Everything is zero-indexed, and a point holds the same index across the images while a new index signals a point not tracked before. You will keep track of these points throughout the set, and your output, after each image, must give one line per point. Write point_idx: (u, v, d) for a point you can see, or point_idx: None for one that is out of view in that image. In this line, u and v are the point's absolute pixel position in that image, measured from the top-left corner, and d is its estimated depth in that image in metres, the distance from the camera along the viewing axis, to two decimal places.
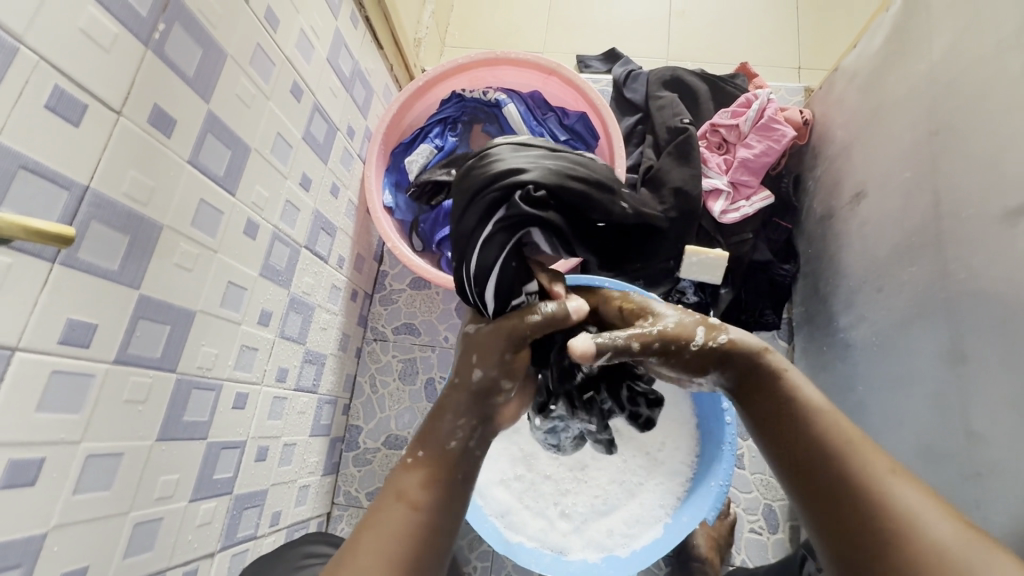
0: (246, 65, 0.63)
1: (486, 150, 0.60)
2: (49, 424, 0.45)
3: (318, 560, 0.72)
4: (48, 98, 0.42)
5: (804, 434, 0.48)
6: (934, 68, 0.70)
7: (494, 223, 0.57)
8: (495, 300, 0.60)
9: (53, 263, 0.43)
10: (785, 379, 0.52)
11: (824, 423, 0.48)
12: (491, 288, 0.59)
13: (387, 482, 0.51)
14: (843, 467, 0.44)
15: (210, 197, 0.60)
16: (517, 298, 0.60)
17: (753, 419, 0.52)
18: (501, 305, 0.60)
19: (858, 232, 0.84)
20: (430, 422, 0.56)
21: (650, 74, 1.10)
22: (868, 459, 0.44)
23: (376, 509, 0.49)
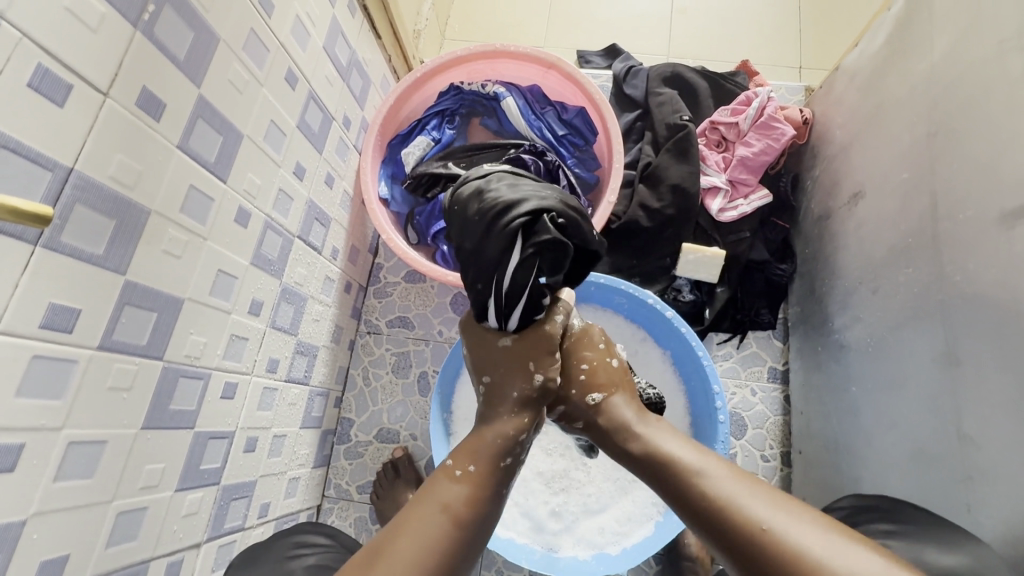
0: (238, 50, 0.62)
1: (489, 174, 0.53)
2: (29, 410, 0.44)
3: (309, 549, 0.71)
4: (31, 77, 0.41)
5: (697, 506, 0.48)
6: (935, 68, 0.70)
7: (523, 251, 0.51)
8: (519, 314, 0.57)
9: (35, 246, 0.42)
10: (662, 452, 0.53)
11: (707, 486, 0.49)
12: (521, 308, 0.56)
13: (434, 487, 0.51)
14: (737, 531, 0.45)
15: (201, 183, 0.59)
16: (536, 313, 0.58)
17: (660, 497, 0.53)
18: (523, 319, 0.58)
19: (855, 232, 0.83)
20: (485, 433, 0.56)
21: (650, 70, 1.09)
22: (752, 509, 0.46)
23: (417, 512, 0.49)
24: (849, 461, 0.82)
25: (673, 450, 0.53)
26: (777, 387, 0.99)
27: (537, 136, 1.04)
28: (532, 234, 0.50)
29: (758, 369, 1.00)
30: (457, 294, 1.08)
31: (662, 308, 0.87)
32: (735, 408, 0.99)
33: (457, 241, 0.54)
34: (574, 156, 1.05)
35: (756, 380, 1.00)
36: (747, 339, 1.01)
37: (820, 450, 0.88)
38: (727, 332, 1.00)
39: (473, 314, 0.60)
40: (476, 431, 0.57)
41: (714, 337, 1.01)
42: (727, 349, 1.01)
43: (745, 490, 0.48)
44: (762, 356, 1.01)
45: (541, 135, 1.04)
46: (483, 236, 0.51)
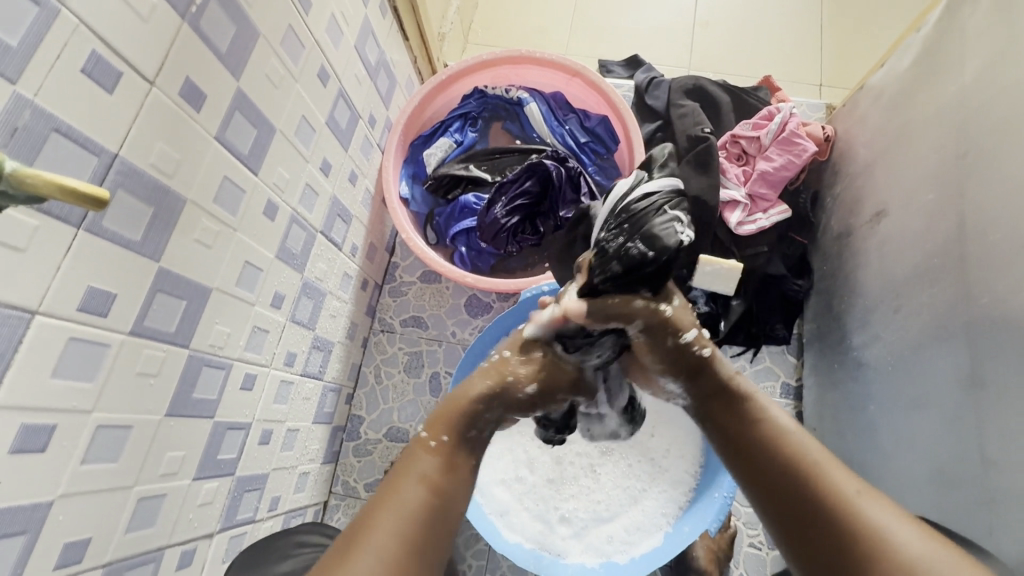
0: (276, 46, 0.63)
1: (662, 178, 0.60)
2: (64, 391, 0.45)
3: (309, 548, 0.70)
4: (85, 63, 0.41)
5: (771, 452, 0.49)
6: (965, 91, 0.70)
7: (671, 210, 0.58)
8: (665, 217, 0.56)
9: (78, 229, 0.43)
10: (765, 415, 0.52)
11: (798, 445, 0.49)
12: (647, 235, 0.56)
13: (408, 459, 0.51)
14: (810, 486, 0.46)
15: (234, 174, 0.60)
16: (672, 234, 0.55)
17: (723, 441, 0.54)
18: (661, 225, 0.56)
19: (876, 250, 0.84)
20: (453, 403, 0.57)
21: (672, 82, 1.10)
22: (834, 475, 0.46)
23: (390, 487, 0.49)
24: (864, 479, 0.81)
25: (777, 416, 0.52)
26: (789, 403, 0.99)
27: (559, 143, 1.05)
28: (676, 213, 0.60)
29: (772, 384, 1.00)
30: (472, 295, 1.08)
31: None
32: None
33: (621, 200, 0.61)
34: (594, 164, 1.05)
35: (769, 395, 0.99)
36: (761, 353, 1.01)
37: None
38: (741, 345, 1.00)
39: (603, 253, 0.58)
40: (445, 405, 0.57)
41: (728, 350, 1.01)
42: (740, 362, 1.01)
43: (832, 459, 0.47)
44: (776, 371, 1.00)
45: (563, 141, 1.05)
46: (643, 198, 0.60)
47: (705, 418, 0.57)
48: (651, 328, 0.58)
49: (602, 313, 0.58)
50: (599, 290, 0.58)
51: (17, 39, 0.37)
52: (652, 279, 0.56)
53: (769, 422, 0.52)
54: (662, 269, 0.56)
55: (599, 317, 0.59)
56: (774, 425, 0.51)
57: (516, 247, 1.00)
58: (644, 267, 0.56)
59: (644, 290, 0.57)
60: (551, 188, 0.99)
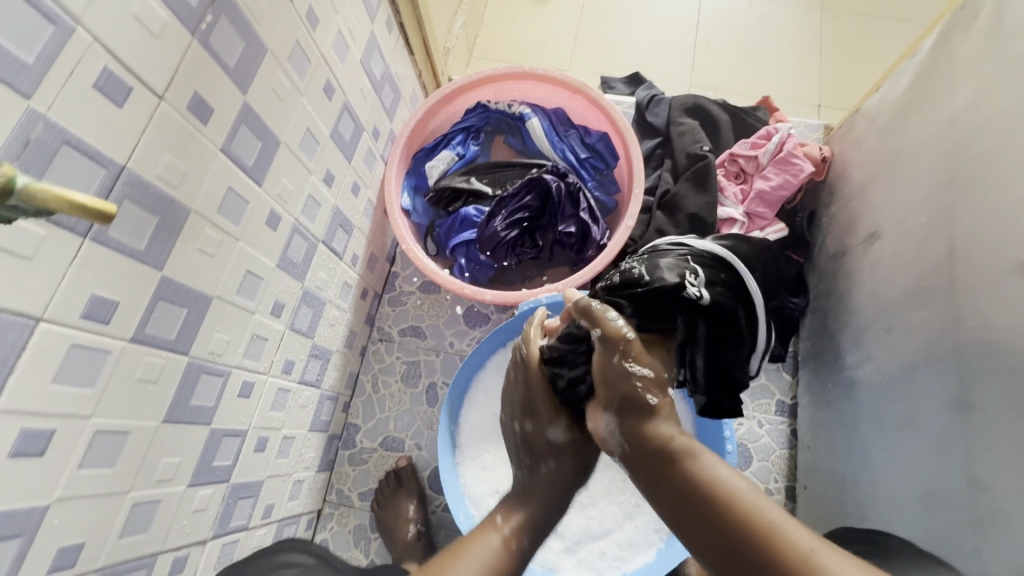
0: (283, 61, 0.64)
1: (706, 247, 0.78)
2: (64, 396, 0.45)
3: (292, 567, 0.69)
4: (97, 78, 0.42)
5: (721, 521, 0.47)
6: (956, 117, 0.71)
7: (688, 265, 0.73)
8: (676, 263, 0.72)
9: (84, 238, 0.44)
10: (704, 476, 0.50)
11: (744, 507, 0.47)
12: (650, 267, 0.71)
13: (481, 540, 0.57)
14: (767, 550, 0.45)
15: (238, 186, 0.61)
16: (674, 276, 0.70)
17: (667, 507, 0.51)
18: (669, 269, 0.72)
19: (870, 271, 0.85)
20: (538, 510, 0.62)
21: (673, 100, 1.11)
22: (788, 534, 0.45)
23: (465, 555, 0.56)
24: (855, 500, 0.81)
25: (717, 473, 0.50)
26: (784, 421, 0.99)
27: (560, 157, 1.06)
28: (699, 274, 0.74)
29: (767, 402, 1.00)
30: (471, 307, 1.08)
31: None
32: (742, 439, 0.99)
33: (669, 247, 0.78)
34: (594, 179, 1.06)
35: (764, 412, 1.00)
36: (756, 370, 1.02)
37: (828, 487, 0.87)
38: None
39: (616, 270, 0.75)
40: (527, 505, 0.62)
41: None
42: None
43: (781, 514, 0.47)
44: (771, 389, 1.01)
45: (564, 156, 1.06)
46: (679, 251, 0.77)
47: (642, 478, 0.54)
48: (609, 341, 0.58)
49: (584, 310, 0.62)
50: (599, 295, 0.73)
51: (33, 55, 0.38)
52: (639, 300, 0.68)
53: (710, 481, 0.50)
54: (653, 292, 0.69)
55: (580, 311, 0.63)
56: (717, 487, 0.49)
57: (515, 260, 1.01)
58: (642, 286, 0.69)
59: (630, 306, 0.69)
60: (551, 202, 1.00)
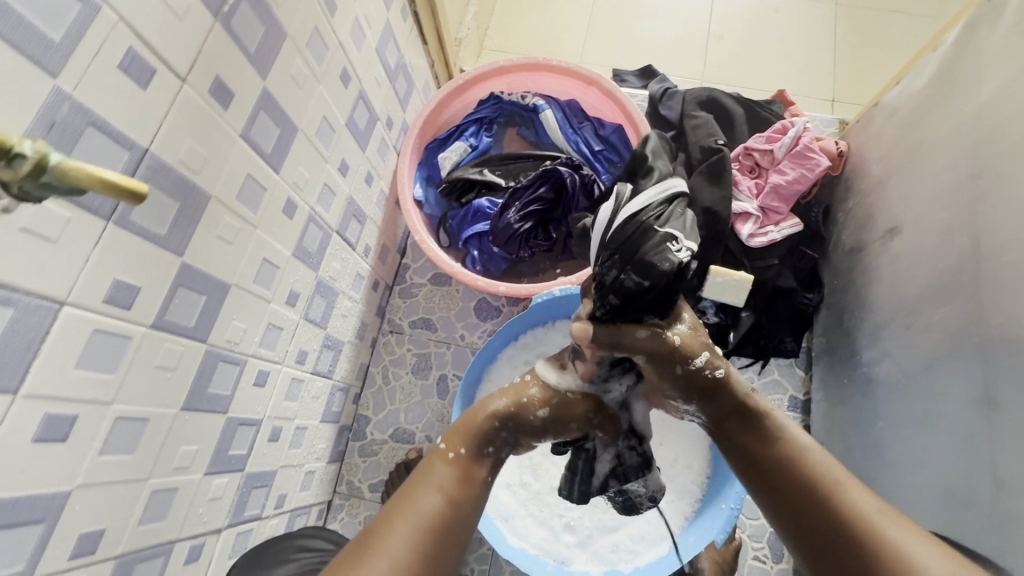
0: (302, 47, 0.63)
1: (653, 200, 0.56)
2: (86, 382, 0.45)
3: (311, 554, 0.72)
4: (122, 59, 0.42)
5: (784, 467, 0.50)
6: (981, 111, 0.71)
7: (665, 224, 0.54)
8: (656, 239, 0.53)
9: (108, 222, 0.43)
10: (783, 435, 0.52)
11: (818, 468, 0.48)
12: (636, 265, 0.54)
13: (425, 470, 0.52)
14: (831, 507, 0.46)
15: (257, 173, 0.60)
16: (664, 259, 0.53)
17: (737, 456, 0.54)
18: (652, 252, 0.53)
19: (889, 267, 0.84)
20: (474, 416, 0.58)
21: (686, 92, 1.10)
22: (855, 497, 0.46)
23: (407, 495, 0.50)
24: None
25: (796, 436, 0.51)
26: (796, 417, 0.99)
27: (573, 150, 1.05)
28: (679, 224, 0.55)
29: (779, 397, 1.00)
30: (482, 299, 1.08)
31: None
32: None
33: (625, 225, 0.55)
34: (608, 172, 1.06)
35: (776, 407, 0.99)
36: (769, 365, 1.01)
37: None
38: (749, 357, 1.00)
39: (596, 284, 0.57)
40: (463, 417, 0.59)
41: (736, 361, 1.01)
42: (747, 374, 1.01)
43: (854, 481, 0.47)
44: (784, 384, 1.00)
45: (577, 149, 1.05)
46: (637, 218, 0.55)
47: (715, 428, 0.57)
48: (657, 352, 0.57)
49: (611, 342, 0.58)
50: (603, 320, 0.58)
51: (60, 33, 0.37)
52: (655, 305, 0.55)
53: (788, 441, 0.51)
54: (663, 291, 0.54)
55: (607, 345, 0.58)
56: (795, 446, 0.50)
57: (528, 253, 1.00)
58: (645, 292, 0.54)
59: (651, 315, 0.56)
60: (565, 195, 0.99)
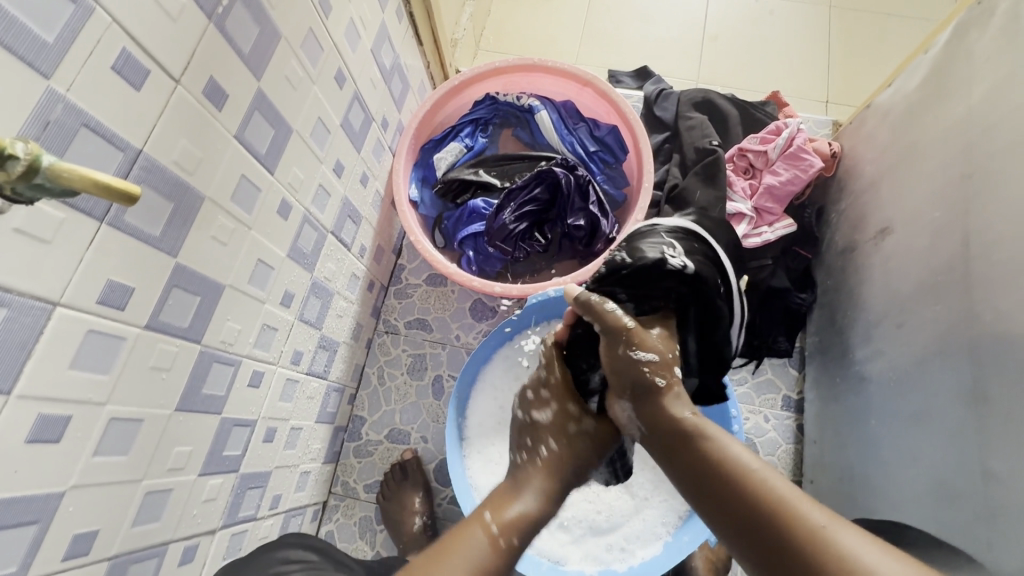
0: (297, 47, 0.64)
1: (675, 228, 0.71)
2: (79, 383, 0.45)
3: (296, 565, 0.72)
4: (115, 59, 0.42)
5: (727, 491, 0.48)
6: (972, 112, 0.71)
7: (672, 238, 0.69)
8: (656, 241, 0.68)
9: (101, 222, 0.43)
10: (721, 455, 0.51)
11: (758, 484, 0.47)
12: (631, 250, 0.68)
13: (468, 548, 0.49)
14: (776, 524, 0.44)
15: (251, 174, 0.60)
16: (655, 252, 0.66)
17: (684, 484, 0.53)
18: (648, 245, 0.68)
19: (881, 267, 0.85)
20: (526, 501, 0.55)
21: (681, 94, 1.11)
22: (797, 508, 0.44)
23: (445, 568, 0.48)
24: (865, 494, 0.82)
25: (732, 453, 0.50)
26: (790, 416, 1.00)
27: (569, 151, 1.06)
28: (687, 249, 0.68)
29: (773, 397, 1.00)
30: (478, 300, 1.08)
31: None
32: (748, 433, 0.99)
33: (641, 231, 0.72)
34: (603, 173, 1.06)
35: (770, 407, 1.00)
36: (763, 365, 1.02)
37: (835, 481, 0.88)
38: (743, 357, 1.01)
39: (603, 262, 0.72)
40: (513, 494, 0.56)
41: (730, 361, 1.02)
42: (741, 374, 1.01)
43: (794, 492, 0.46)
44: (778, 384, 1.01)
45: (572, 150, 1.06)
46: (646, 228, 0.72)
47: (662, 456, 0.56)
48: (609, 330, 0.61)
49: (586, 306, 0.63)
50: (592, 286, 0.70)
51: (53, 35, 0.37)
52: (628, 283, 0.66)
53: (725, 460, 0.50)
54: (641, 275, 0.65)
55: (581, 306, 0.63)
56: (732, 464, 0.49)
57: (523, 253, 1.01)
58: (629, 269, 0.66)
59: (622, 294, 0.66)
60: (560, 195, 0.99)
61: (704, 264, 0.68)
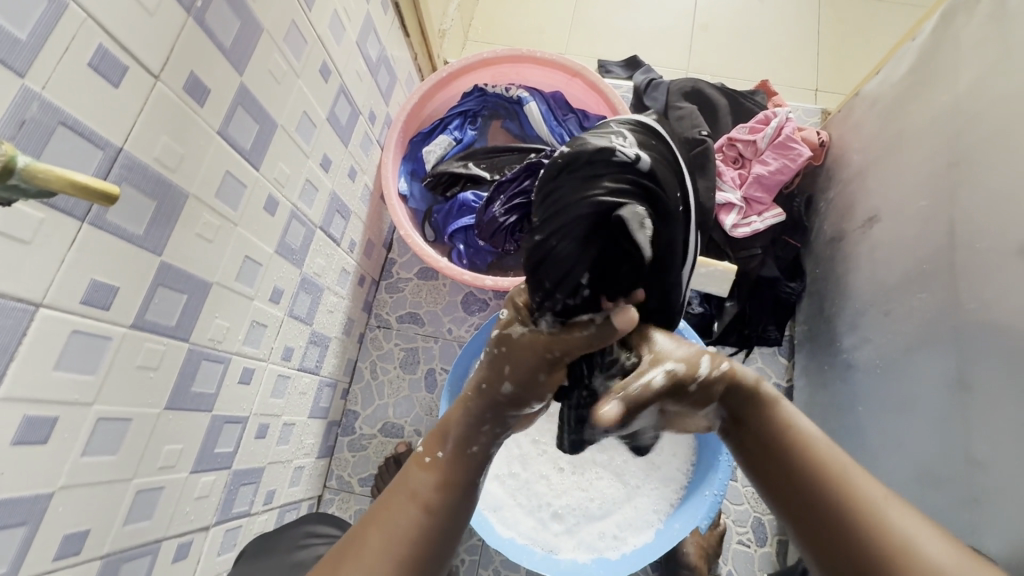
0: (279, 40, 0.63)
1: (617, 121, 0.49)
2: (65, 383, 0.45)
3: (321, 541, 0.71)
4: (92, 57, 0.41)
5: (789, 459, 0.47)
6: (958, 101, 0.72)
7: (618, 129, 0.47)
8: (598, 134, 0.46)
9: (82, 222, 0.43)
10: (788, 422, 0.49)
11: (819, 457, 0.46)
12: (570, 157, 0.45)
13: (402, 479, 0.51)
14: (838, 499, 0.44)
15: (236, 170, 0.60)
16: (601, 140, 0.45)
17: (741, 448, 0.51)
18: (590, 130, 0.47)
19: (868, 256, 0.85)
20: (452, 416, 0.55)
21: (670, 84, 1.10)
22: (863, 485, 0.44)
23: (387, 502, 0.50)
24: None
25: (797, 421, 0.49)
26: None
27: (558, 142, 1.05)
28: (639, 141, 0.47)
29: None
30: (469, 293, 1.08)
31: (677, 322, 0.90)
32: None
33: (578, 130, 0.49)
34: None
35: None
36: (753, 354, 1.03)
37: None
38: (733, 346, 1.02)
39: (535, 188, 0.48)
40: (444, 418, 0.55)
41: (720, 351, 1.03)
42: None
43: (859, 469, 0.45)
44: (767, 372, 1.02)
45: (562, 141, 1.05)
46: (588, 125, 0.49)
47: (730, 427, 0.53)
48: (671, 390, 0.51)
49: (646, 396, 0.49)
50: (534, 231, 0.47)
51: (25, 32, 0.37)
52: (580, 207, 0.44)
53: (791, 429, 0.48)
54: (594, 188, 0.44)
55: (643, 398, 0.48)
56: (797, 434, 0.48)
57: (514, 246, 1.00)
58: (569, 162, 0.45)
59: (576, 231, 0.45)
60: None
61: (663, 156, 0.48)
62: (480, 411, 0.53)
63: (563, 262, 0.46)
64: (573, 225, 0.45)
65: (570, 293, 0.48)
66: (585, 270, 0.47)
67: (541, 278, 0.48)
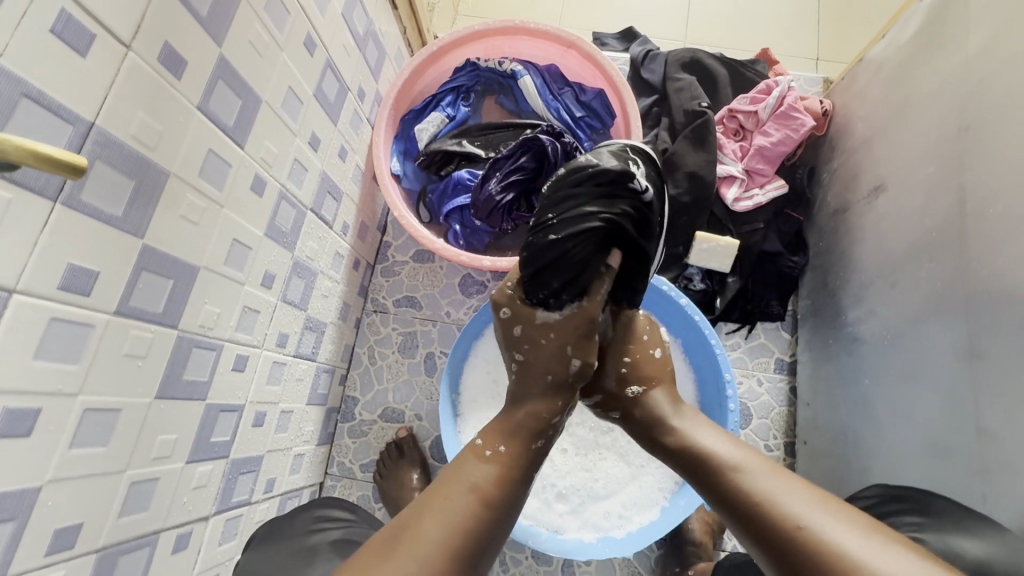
0: (260, 10, 0.59)
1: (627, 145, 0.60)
2: (46, 373, 0.43)
3: (337, 526, 0.70)
4: (54, 23, 0.38)
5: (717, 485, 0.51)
6: (969, 62, 0.69)
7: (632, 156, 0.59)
8: (619, 158, 0.57)
9: (54, 203, 0.41)
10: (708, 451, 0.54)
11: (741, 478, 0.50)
12: (596, 175, 0.55)
13: (460, 466, 0.50)
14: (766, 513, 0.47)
15: (219, 148, 0.57)
16: (623, 165, 0.56)
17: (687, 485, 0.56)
18: (610, 154, 0.58)
19: (873, 227, 0.84)
20: (514, 414, 0.56)
21: (669, 54, 1.07)
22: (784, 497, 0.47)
23: (444, 490, 0.49)
24: (859, 452, 0.82)
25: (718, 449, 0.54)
26: (783, 379, 1.00)
27: (554, 118, 1.02)
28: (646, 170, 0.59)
29: (766, 360, 1.00)
30: (467, 275, 1.06)
31: (677, 295, 0.88)
32: (741, 397, 0.99)
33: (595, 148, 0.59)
34: (590, 139, 1.03)
35: (763, 370, 1.00)
36: (756, 329, 1.01)
37: (827, 440, 0.89)
38: (737, 322, 1.00)
39: (553, 193, 0.56)
40: (505, 416, 0.56)
41: (723, 327, 1.01)
42: (735, 339, 1.01)
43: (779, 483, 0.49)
44: (770, 347, 1.01)
45: (559, 116, 1.02)
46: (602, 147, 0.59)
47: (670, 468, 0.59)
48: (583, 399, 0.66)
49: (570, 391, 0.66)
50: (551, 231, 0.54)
51: None
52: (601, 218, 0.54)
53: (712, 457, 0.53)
54: (614, 205, 0.55)
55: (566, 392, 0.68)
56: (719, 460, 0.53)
57: (511, 225, 0.97)
58: (597, 178, 0.55)
59: (593, 239, 0.54)
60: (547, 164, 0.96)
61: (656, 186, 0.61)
62: (547, 402, 0.56)
63: (575, 265, 0.55)
64: (591, 232, 0.54)
65: (575, 294, 0.56)
66: (589, 273, 0.56)
67: (553, 277, 0.55)
